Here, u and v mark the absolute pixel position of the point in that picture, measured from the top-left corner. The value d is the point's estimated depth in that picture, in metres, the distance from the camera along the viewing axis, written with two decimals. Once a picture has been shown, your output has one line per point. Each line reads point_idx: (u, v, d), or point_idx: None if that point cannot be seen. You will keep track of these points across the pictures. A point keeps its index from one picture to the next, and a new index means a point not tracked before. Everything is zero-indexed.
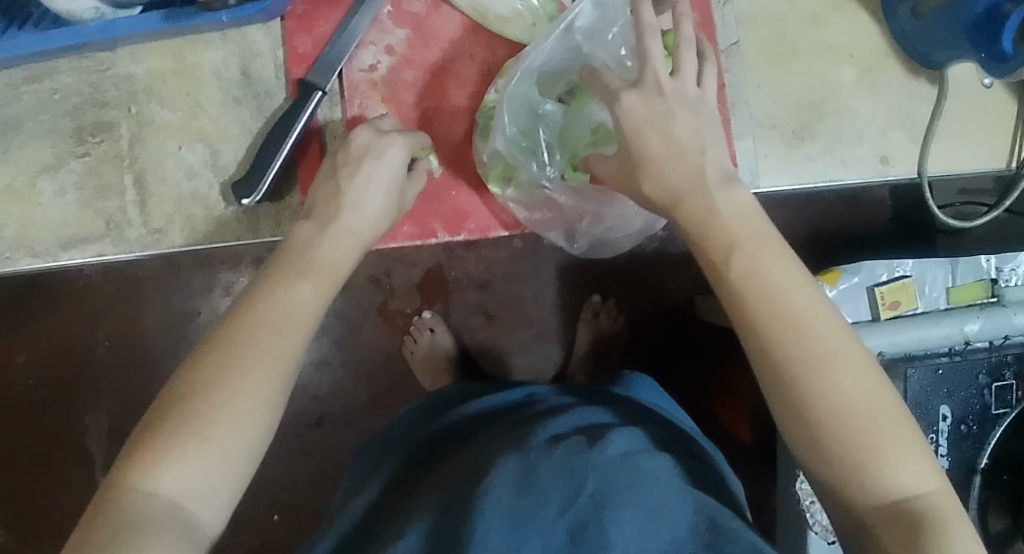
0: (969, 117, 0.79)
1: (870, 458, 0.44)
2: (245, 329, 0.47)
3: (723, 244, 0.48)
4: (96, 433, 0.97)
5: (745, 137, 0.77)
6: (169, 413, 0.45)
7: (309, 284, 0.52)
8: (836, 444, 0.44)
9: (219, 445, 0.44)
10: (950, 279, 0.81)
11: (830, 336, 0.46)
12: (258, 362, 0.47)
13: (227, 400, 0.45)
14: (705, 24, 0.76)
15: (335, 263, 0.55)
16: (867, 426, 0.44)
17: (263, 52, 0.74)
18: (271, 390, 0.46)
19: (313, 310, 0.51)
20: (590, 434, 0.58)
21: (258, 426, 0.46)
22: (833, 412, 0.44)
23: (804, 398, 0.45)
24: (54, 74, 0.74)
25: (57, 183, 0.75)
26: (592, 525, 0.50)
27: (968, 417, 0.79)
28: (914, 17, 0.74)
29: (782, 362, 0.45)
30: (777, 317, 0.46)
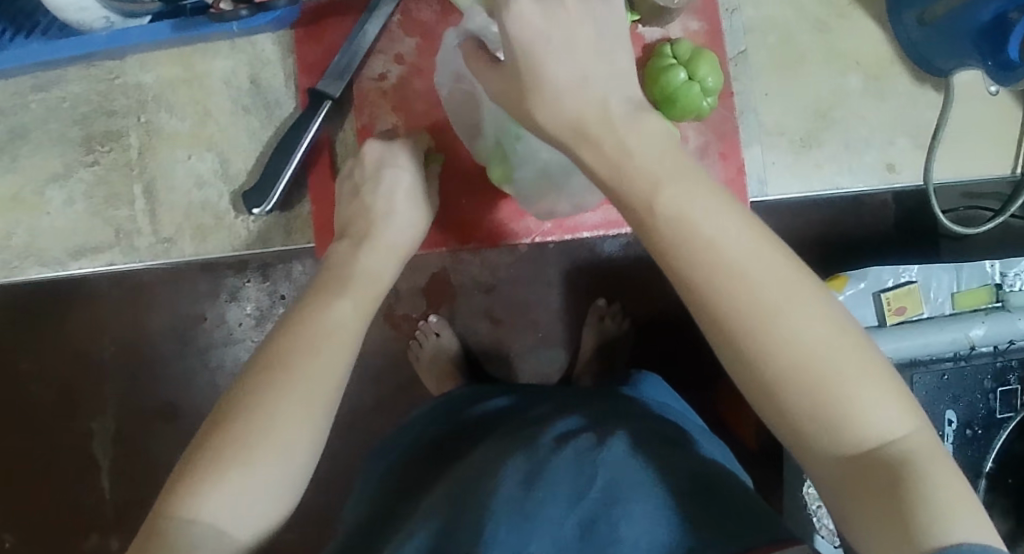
0: (975, 123, 0.80)
1: (835, 409, 0.41)
2: (291, 349, 0.51)
3: (664, 207, 0.44)
4: (102, 439, 0.97)
5: (753, 145, 0.78)
6: (219, 433, 0.47)
7: (349, 305, 0.57)
8: (799, 399, 0.42)
9: (265, 460, 0.47)
10: (955, 284, 0.82)
11: (772, 282, 0.43)
12: (301, 377, 0.50)
13: (271, 414, 0.48)
14: (713, 33, 0.75)
15: (365, 277, 0.60)
16: (825, 376, 0.41)
17: (272, 60, 0.74)
18: (315, 405, 0.49)
19: (351, 327, 0.55)
20: (598, 432, 0.59)
21: (305, 440, 0.49)
22: (787, 365, 0.42)
23: (756, 356, 0.42)
24: (63, 83, 0.74)
25: (66, 192, 0.75)
26: (603, 519, 0.50)
27: (973, 421, 0.80)
28: (921, 24, 0.74)
29: (727, 320, 0.43)
30: (715, 269, 0.43)
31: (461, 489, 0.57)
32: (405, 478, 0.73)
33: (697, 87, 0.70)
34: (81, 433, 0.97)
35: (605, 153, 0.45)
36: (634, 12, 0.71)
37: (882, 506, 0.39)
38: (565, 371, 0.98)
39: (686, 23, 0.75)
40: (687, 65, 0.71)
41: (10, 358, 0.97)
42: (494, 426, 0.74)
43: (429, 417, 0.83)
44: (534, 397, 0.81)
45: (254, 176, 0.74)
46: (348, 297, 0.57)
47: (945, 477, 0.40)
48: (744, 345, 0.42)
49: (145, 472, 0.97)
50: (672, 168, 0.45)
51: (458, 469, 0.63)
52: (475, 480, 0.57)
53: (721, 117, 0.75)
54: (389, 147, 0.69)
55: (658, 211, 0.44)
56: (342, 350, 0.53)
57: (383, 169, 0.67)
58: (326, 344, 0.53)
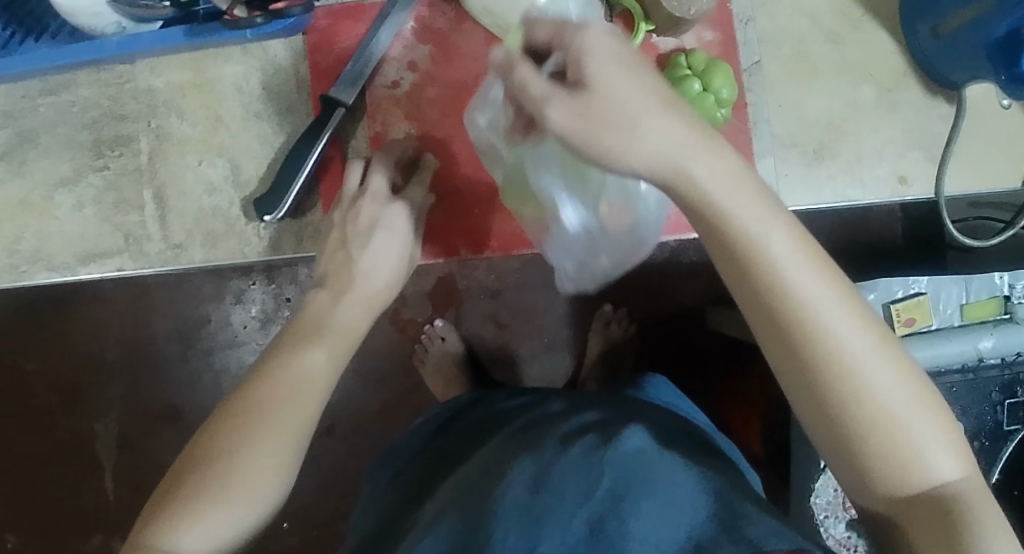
0: (986, 136, 0.80)
1: (908, 459, 0.42)
2: (262, 392, 0.51)
3: (753, 255, 0.42)
4: (106, 441, 0.96)
5: (767, 156, 0.78)
6: (194, 475, 0.48)
7: (323, 347, 0.55)
8: (875, 451, 0.42)
9: (237, 501, 0.47)
10: (964, 296, 0.81)
11: (856, 335, 0.42)
12: (274, 425, 0.49)
13: (245, 460, 0.48)
14: (728, 41, 0.77)
15: (338, 322, 0.58)
16: (901, 429, 0.42)
17: (285, 66, 0.74)
18: (284, 453, 0.49)
19: (326, 370, 0.54)
20: (605, 431, 0.58)
21: (278, 483, 0.49)
22: (867, 417, 0.42)
23: (835, 406, 0.42)
24: (72, 87, 0.74)
25: (75, 196, 0.74)
26: (610, 519, 0.50)
27: (981, 433, 0.80)
28: (934, 38, 0.74)
29: (814, 372, 0.42)
30: (810, 322, 0.42)
31: (464, 498, 0.57)
32: (411, 485, 0.72)
33: (711, 98, 0.70)
34: (86, 434, 0.97)
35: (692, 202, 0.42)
36: (649, 20, 0.72)
37: (938, 543, 0.41)
38: (571, 377, 0.98)
39: (702, 34, 0.77)
40: (702, 76, 0.71)
41: (14, 359, 0.96)
42: (499, 426, 0.73)
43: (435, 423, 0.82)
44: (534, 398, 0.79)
45: (265, 183, 0.73)
46: (324, 344, 0.56)
47: (989, 516, 0.42)
48: (825, 394, 0.42)
49: (149, 475, 0.96)
50: (760, 211, 0.42)
51: (456, 476, 0.64)
52: (479, 484, 0.57)
53: (736, 129, 0.78)
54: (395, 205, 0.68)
55: (758, 260, 0.42)
56: (316, 397, 0.52)
57: (376, 226, 0.66)
58: (301, 386, 0.52)
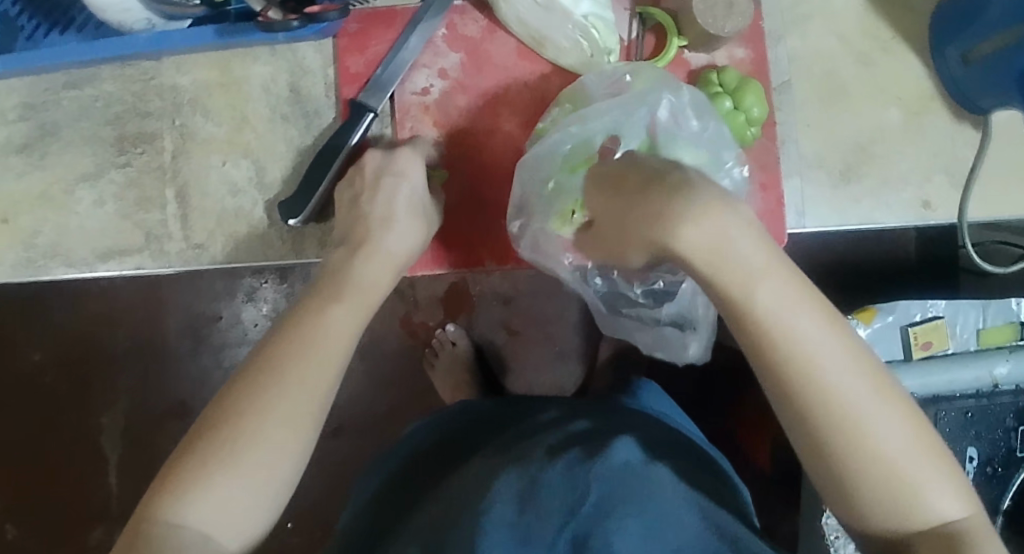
0: (1013, 165, 0.79)
1: (905, 494, 0.44)
2: (280, 358, 0.51)
3: (760, 316, 0.45)
4: (111, 435, 0.96)
5: (793, 176, 0.78)
6: (208, 439, 0.48)
7: (347, 314, 0.56)
8: (867, 484, 0.45)
9: (246, 468, 0.48)
10: (980, 321, 0.82)
11: (855, 382, 0.45)
12: (289, 389, 0.50)
13: (257, 425, 0.49)
14: (758, 62, 0.75)
15: (357, 296, 0.57)
16: (894, 463, 0.44)
17: (313, 69, 0.73)
18: (306, 418, 0.50)
19: (347, 335, 0.55)
20: (592, 443, 0.58)
21: (291, 452, 0.50)
22: (855, 450, 0.44)
23: (833, 443, 0.45)
24: (96, 81, 0.74)
25: (96, 192, 0.74)
26: (595, 537, 0.51)
27: (994, 459, 0.80)
28: (964, 63, 0.74)
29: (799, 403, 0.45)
30: (801, 363, 0.44)
31: (455, 506, 0.56)
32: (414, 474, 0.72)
33: (742, 116, 0.71)
34: (91, 428, 0.96)
35: (693, 257, 0.46)
36: (682, 36, 0.72)
37: None
38: (581, 387, 0.97)
39: (732, 51, 0.75)
40: (733, 94, 0.71)
41: (20, 351, 0.95)
42: (491, 436, 0.74)
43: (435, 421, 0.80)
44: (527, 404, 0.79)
45: (291, 186, 0.73)
46: (332, 324, 0.54)
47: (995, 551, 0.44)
48: (824, 434, 0.45)
49: (154, 470, 0.96)
50: (770, 273, 0.45)
51: (453, 479, 0.62)
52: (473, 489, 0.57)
53: (764, 146, 0.76)
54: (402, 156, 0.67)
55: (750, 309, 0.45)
56: (332, 364, 0.52)
57: (382, 177, 0.66)
58: (317, 350, 0.52)
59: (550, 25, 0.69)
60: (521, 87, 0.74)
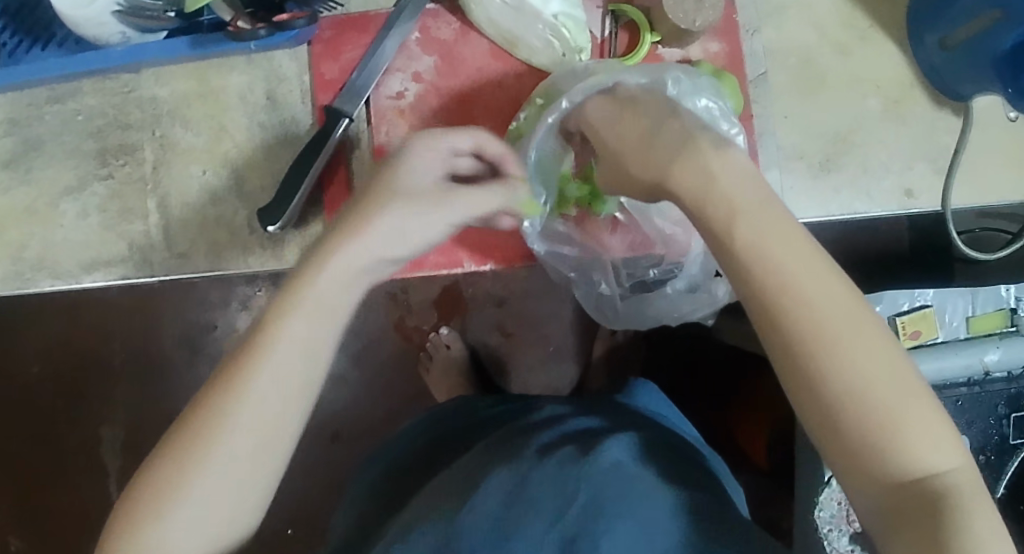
0: (995, 150, 0.79)
1: (876, 429, 0.38)
2: (235, 377, 0.42)
3: (738, 242, 0.41)
4: (111, 447, 0.96)
5: (773, 168, 0.77)
6: (158, 463, 0.42)
7: (315, 321, 0.44)
8: (855, 426, 0.39)
9: (191, 503, 0.42)
10: (969, 309, 0.81)
11: (832, 308, 0.39)
12: (241, 417, 0.42)
13: (204, 454, 0.42)
14: (732, 55, 0.75)
15: (325, 289, 0.44)
16: (880, 400, 0.38)
17: (289, 76, 0.74)
18: (249, 451, 0.42)
19: (313, 351, 0.44)
20: (583, 443, 0.58)
21: (249, 478, 0.43)
22: (838, 388, 0.39)
23: (807, 370, 0.39)
24: (76, 95, 0.75)
25: (80, 205, 0.76)
26: (585, 536, 0.50)
27: (987, 447, 0.79)
28: (941, 49, 0.73)
29: (782, 331, 0.40)
30: (783, 288, 0.40)
31: (438, 511, 0.54)
32: (396, 479, 0.71)
33: None
34: (90, 438, 0.97)
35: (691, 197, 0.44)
36: (655, 31, 0.72)
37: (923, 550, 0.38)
38: (576, 385, 0.97)
39: (707, 45, 0.75)
40: None
41: (18, 364, 0.95)
42: (484, 433, 0.73)
43: (426, 423, 0.79)
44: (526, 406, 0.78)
45: (270, 192, 0.74)
46: (277, 341, 0.43)
47: (985, 514, 0.38)
48: (796, 359, 0.40)
49: None
50: (753, 198, 0.42)
51: (442, 475, 0.62)
52: (460, 486, 0.57)
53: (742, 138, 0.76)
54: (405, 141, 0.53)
55: (736, 233, 0.42)
56: (298, 380, 0.43)
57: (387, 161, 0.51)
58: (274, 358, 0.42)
59: (521, 26, 0.69)
60: (497, 88, 0.74)
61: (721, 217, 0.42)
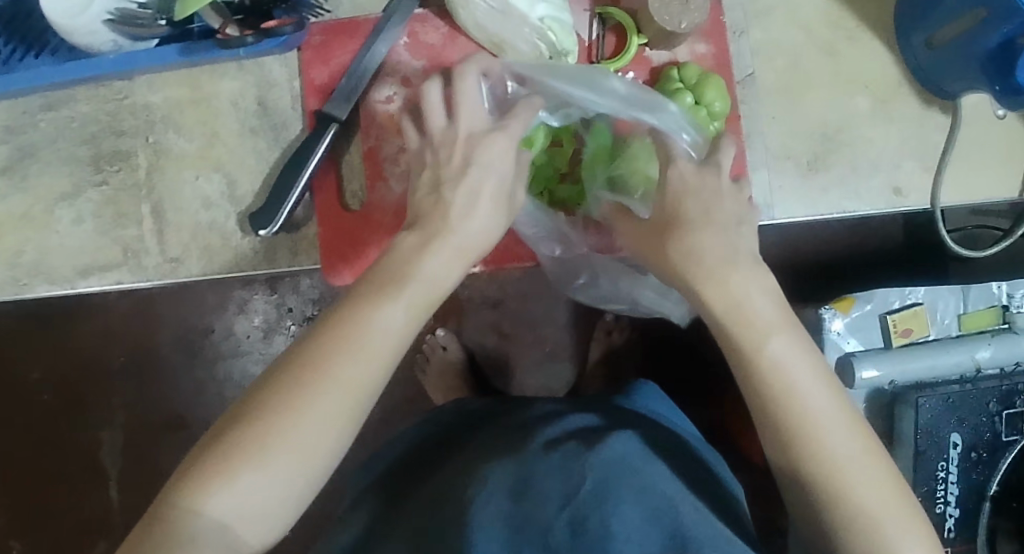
0: (984, 147, 0.79)
1: (858, 513, 0.47)
2: (330, 351, 0.47)
3: (757, 323, 0.51)
4: (110, 450, 0.96)
5: (760, 168, 0.78)
6: (250, 416, 0.45)
7: (408, 305, 0.50)
8: (840, 509, 0.48)
9: (274, 461, 0.44)
10: (961, 306, 0.81)
11: (829, 408, 0.49)
12: (334, 385, 0.46)
13: (295, 414, 0.45)
14: (720, 57, 0.75)
15: (422, 276, 0.52)
16: (857, 489, 0.47)
17: (279, 82, 0.75)
18: (339, 418, 0.46)
19: (404, 331, 0.50)
20: (587, 438, 0.58)
21: (325, 451, 0.46)
22: (824, 477, 0.48)
23: (798, 460, 0.49)
24: (71, 103, 0.76)
25: (74, 211, 0.77)
26: (592, 520, 0.50)
27: (978, 444, 0.79)
28: (928, 48, 0.74)
29: (774, 424, 0.50)
30: (775, 381, 0.49)
31: (439, 514, 0.55)
32: (390, 480, 0.72)
33: (704, 112, 0.71)
34: (90, 442, 0.97)
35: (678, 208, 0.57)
36: (641, 34, 0.73)
37: None
38: (573, 386, 0.97)
39: (694, 46, 0.76)
40: (694, 89, 0.72)
41: (18, 371, 0.96)
42: (482, 428, 0.73)
43: (421, 428, 0.79)
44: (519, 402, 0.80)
45: (260, 198, 0.76)
46: (379, 317, 0.49)
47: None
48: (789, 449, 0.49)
49: (151, 483, 0.96)
50: (759, 281, 0.53)
51: (435, 478, 0.63)
52: (458, 483, 0.58)
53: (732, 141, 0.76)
54: (491, 146, 0.58)
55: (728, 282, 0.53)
56: (384, 358, 0.48)
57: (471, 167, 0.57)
58: (367, 340, 0.48)
59: (506, 29, 0.70)
60: None
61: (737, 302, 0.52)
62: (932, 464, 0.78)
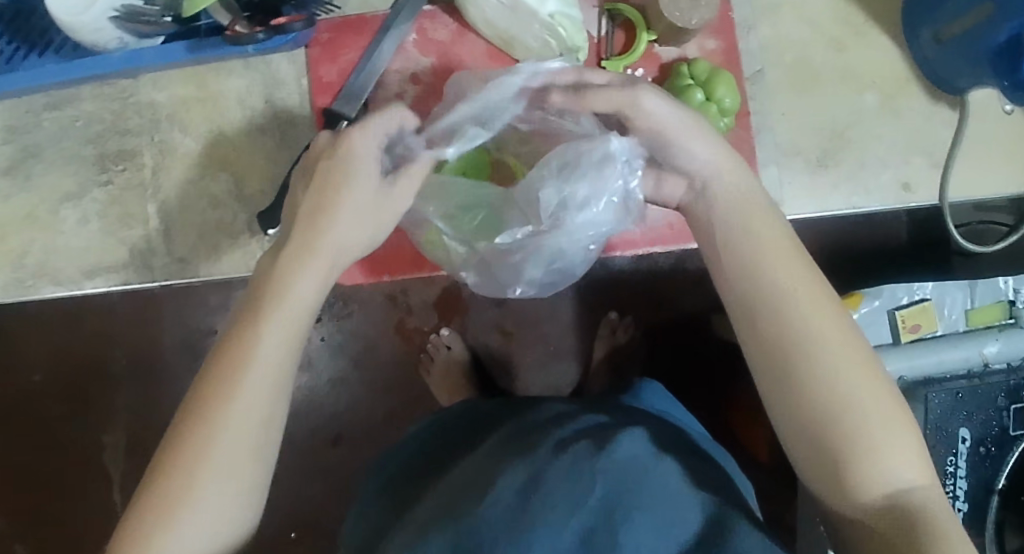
0: (992, 143, 0.79)
1: (856, 438, 0.44)
2: (215, 406, 0.47)
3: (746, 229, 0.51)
4: (114, 453, 0.89)
5: (770, 165, 0.78)
6: (159, 484, 0.46)
7: (284, 329, 0.49)
8: (840, 430, 0.45)
9: (193, 524, 0.46)
10: (968, 301, 0.80)
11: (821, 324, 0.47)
12: (227, 435, 0.47)
13: (202, 473, 0.46)
14: (729, 53, 0.76)
15: (297, 297, 0.50)
16: (858, 414, 0.45)
17: (287, 80, 0.77)
18: (243, 464, 0.47)
19: (282, 367, 0.49)
20: (597, 437, 0.57)
21: (242, 495, 0.47)
22: (826, 393, 0.45)
23: (794, 380, 0.46)
24: (75, 102, 0.78)
25: (80, 211, 0.80)
26: (600, 533, 0.49)
27: (986, 438, 0.78)
28: (936, 43, 0.74)
29: (771, 337, 0.47)
30: (770, 288, 0.48)
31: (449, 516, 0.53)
32: (404, 481, 0.71)
33: (714, 108, 0.71)
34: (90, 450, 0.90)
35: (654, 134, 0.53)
36: (651, 30, 0.73)
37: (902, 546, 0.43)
38: (577, 385, 0.97)
39: (703, 42, 0.76)
40: (705, 85, 0.71)
41: (20, 372, 0.88)
42: (481, 434, 0.73)
43: (432, 428, 0.79)
44: (506, 405, 0.80)
45: (269, 196, 0.77)
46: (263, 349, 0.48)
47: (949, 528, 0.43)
48: (787, 366, 0.46)
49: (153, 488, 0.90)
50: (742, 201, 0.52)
51: (444, 479, 0.62)
52: (473, 485, 0.56)
53: (739, 136, 0.77)
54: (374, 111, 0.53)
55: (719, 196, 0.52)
56: (272, 388, 0.48)
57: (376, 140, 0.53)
58: (246, 380, 0.47)
59: (515, 26, 0.69)
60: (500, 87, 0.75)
61: (739, 239, 0.50)
62: (941, 458, 0.78)
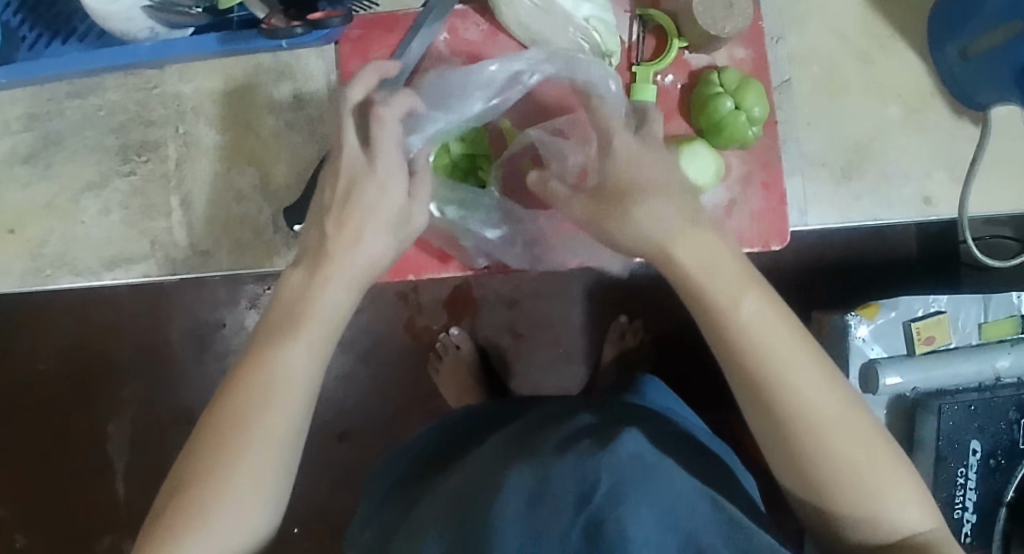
0: (1012, 159, 0.80)
1: (861, 495, 0.44)
2: (246, 413, 0.46)
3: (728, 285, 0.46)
4: (117, 444, 0.89)
5: (795, 174, 0.78)
6: (190, 487, 0.45)
7: (307, 347, 0.48)
8: (843, 491, 0.44)
9: (220, 528, 0.45)
10: (982, 315, 0.81)
11: (818, 392, 0.44)
12: (256, 446, 0.46)
13: (233, 474, 0.46)
14: (760, 63, 0.75)
15: (326, 313, 0.50)
16: (862, 472, 0.44)
17: (314, 75, 0.77)
18: (268, 472, 0.46)
19: (310, 380, 0.48)
20: (601, 437, 0.49)
21: (268, 500, 0.47)
22: (826, 461, 0.44)
23: (793, 449, 0.44)
24: (99, 91, 0.78)
25: (101, 202, 0.78)
26: (610, 520, 0.41)
27: (997, 451, 0.79)
28: (963, 59, 0.74)
29: (769, 407, 0.44)
30: (763, 360, 0.44)
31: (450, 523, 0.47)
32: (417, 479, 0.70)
33: (743, 116, 0.71)
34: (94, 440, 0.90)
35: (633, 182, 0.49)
36: (682, 37, 0.73)
37: None
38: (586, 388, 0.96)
39: (733, 51, 0.75)
40: (734, 94, 0.71)
41: (25, 362, 0.88)
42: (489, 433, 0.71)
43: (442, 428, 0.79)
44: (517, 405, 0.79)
45: (294, 191, 0.77)
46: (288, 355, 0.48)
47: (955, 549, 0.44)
48: (787, 436, 0.44)
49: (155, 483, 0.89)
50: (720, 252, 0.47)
51: (456, 473, 0.61)
52: (474, 487, 0.50)
53: (766, 146, 0.75)
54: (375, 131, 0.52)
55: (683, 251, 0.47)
56: (303, 396, 0.48)
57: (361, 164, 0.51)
58: (275, 395, 0.47)
59: (550, 29, 0.70)
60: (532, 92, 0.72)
61: (728, 293, 0.45)
62: (952, 469, 0.78)
